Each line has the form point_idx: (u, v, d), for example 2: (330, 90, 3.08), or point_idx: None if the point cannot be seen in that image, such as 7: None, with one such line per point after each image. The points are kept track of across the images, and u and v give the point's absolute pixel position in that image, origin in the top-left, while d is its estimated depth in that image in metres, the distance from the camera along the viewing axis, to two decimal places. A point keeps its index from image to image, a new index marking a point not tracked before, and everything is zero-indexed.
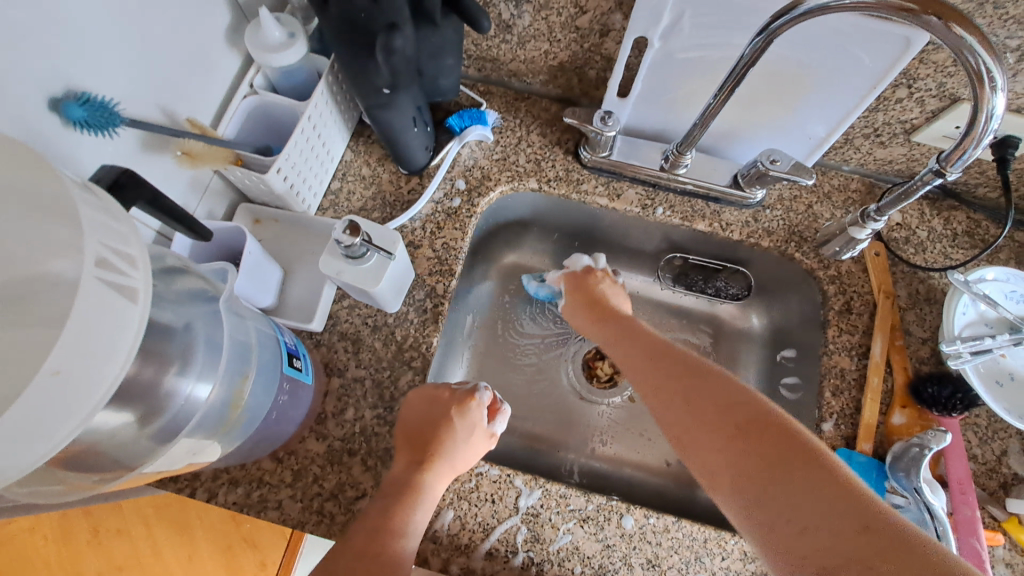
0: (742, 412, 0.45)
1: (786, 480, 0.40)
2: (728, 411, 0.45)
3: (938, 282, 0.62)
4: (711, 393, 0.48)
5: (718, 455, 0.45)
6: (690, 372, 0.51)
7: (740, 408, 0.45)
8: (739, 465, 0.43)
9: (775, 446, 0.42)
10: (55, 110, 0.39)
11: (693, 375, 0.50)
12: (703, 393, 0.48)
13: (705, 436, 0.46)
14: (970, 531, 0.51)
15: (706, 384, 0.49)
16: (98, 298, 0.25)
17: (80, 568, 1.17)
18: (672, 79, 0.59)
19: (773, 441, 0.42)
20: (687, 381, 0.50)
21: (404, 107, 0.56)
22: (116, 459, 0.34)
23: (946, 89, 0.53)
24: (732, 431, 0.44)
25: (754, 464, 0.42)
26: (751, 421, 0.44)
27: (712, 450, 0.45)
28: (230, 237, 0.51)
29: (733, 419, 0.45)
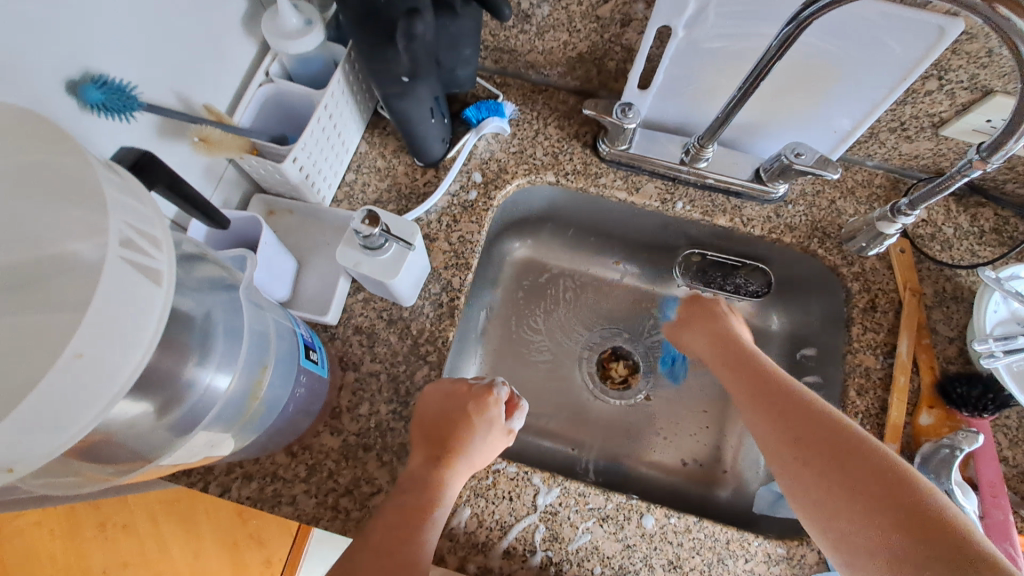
0: (830, 429, 0.46)
1: (875, 501, 0.42)
2: (813, 428, 0.47)
3: (965, 280, 0.61)
4: (799, 409, 0.49)
5: (801, 470, 0.46)
6: (771, 385, 0.52)
7: (830, 425, 0.47)
8: (824, 483, 0.45)
9: (863, 465, 0.44)
10: (72, 94, 0.38)
11: (777, 388, 0.52)
12: (788, 404, 0.50)
13: (791, 448, 0.47)
14: (1003, 535, 0.49)
15: (791, 396, 0.50)
16: (122, 278, 0.24)
17: (88, 563, 1.17)
18: (695, 70, 0.58)
19: (864, 461, 0.44)
20: (770, 392, 0.52)
21: (422, 97, 0.55)
22: (133, 450, 0.33)
23: (978, 81, 0.51)
24: (818, 447, 0.46)
25: (842, 485, 0.44)
26: (841, 439, 0.45)
27: (796, 463, 0.47)
28: (245, 227, 0.50)
29: (819, 436, 0.46)
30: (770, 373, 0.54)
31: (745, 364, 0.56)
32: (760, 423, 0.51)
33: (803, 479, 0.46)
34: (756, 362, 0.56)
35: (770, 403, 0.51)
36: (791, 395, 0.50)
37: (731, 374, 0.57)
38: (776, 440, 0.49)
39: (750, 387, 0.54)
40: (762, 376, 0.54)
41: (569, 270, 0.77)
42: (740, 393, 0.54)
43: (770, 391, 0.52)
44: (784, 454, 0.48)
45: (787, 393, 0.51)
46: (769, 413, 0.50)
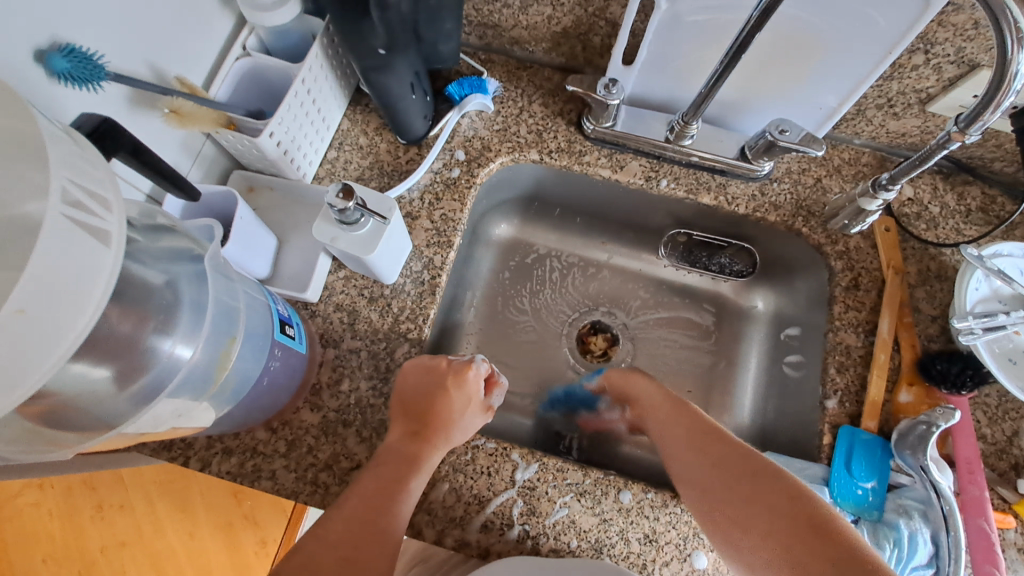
0: (746, 465, 0.47)
1: (787, 531, 0.42)
2: (723, 461, 0.48)
3: (949, 259, 0.60)
4: (710, 441, 0.50)
5: (718, 501, 0.47)
6: (694, 422, 0.52)
7: (743, 454, 0.48)
8: (745, 516, 0.45)
9: (769, 491, 0.45)
10: (40, 63, 0.38)
11: (700, 423, 0.52)
12: (703, 435, 0.51)
13: (698, 477, 0.49)
14: (979, 511, 0.50)
15: (717, 436, 0.50)
16: (66, 237, 0.24)
17: (85, 541, 1.19)
18: (679, 45, 0.57)
19: (779, 497, 0.44)
20: (684, 425, 0.53)
21: (401, 71, 0.54)
22: (97, 417, 0.34)
23: (965, 54, 0.51)
24: (727, 476, 0.47)
25: (755, 509, 0.44)
26: (750, 467, 0.47)
27: (716, 493, 0.47)
28: (221, 201, 0.50)
29: (734, 465, 0.48)
30: (690, 410, 0.54)
31: (669, 403, 0.56)
32: (682, 457, 0.51)
33: (715, 510, 0.47)
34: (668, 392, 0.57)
35: (692, 439, 0.51)
36: (714, 428, 0.51)
37: (654, 411, 0.56)
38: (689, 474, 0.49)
39: (666, 424, 0.54)
40: (688, 416, 0.54)
41: (556, 250, 0.77)
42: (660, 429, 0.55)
43: (692, 425, 0.53)
44: (697, 481, 0.49)
45: (709, 426, 0.52)
46: (692, 448, 0.51)
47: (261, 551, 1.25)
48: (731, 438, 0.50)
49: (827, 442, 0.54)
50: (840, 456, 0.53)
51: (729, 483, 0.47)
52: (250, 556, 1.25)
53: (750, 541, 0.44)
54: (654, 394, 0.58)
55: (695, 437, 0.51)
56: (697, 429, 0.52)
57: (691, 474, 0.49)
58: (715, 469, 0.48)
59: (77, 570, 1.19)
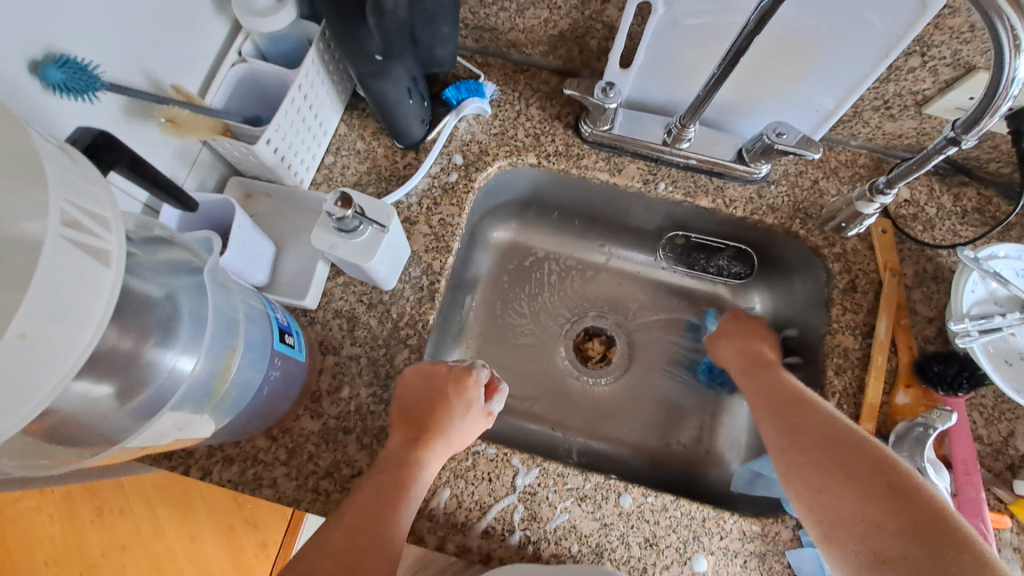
0: (839, 432, 0.49)
1: (888, 503, 0.43)
2: (821, 429, 0.49)
3: (946, 260, 0.61)
4: (817, 418, 0.51)
5: (807, 473, 0.48)
6: (780, 383, 0.56)
7: (837, 430, 0.49)
8: (844, 494, 0.45)
9: (870, 466, 0.46)
10: (34, 74, 0.37)
11: (784, 390, 0.55)
12: (802, 413, 0.52)
13: (797, 451, 0.50)
14: (975, 511, 0.50)
15: (801, 400, 0.53)
16: (66, 259, 0.24)
17: (85, 546, 1.18)
18: (675, 48, 0.57)
19: (872, 466, 0.46)
20: (792, 400, 0.53)
21: (398, 76, 0.54)
22: (99, 433, 0.33)
23: (961, 57, 0.51)
24: (836, 459, 0.47)
25: (857, 486, 0.45)
26: (854, 447, 0.47)
27: (813, 464, 0.48)
28: (219, 210, 0.50)
29: (827, 436, 0.49)
30: (776, 370, 0.58)
31: (763, 367, 0.60)
32: (772, 424, 0.53)
33: (813, 489, 0.47)
34: (773, 366, 0.60)
35: (778, 405, 0.54)
36: (789, 395, 0.54)
37: (754, 378, 0.59)
38: (796, 448, 0.50)
39: (769, 399, 0.56)
40: (774, 381, 0.57)
41: (554, 253, 0.77)
42: (763, 400, 0.56)
43: (780, 396, 0.55)
44: (798, 457, 0.50)
45: (782, 392, 0.55)
46: (780, 414, 0.53)
47: (261, 553, 1.25)
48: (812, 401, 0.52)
49: None
50: None
51: (841, 459, 0.47)
52: (250, 559, 1.25)
53: (853, 524, 0.44)
54: (759, 347, 0.64)
55: (780, 403, 0.54)
56: (779, 393, 0.55)
57: (785, 448, 0.51)
58: (815, 440, 0.49)
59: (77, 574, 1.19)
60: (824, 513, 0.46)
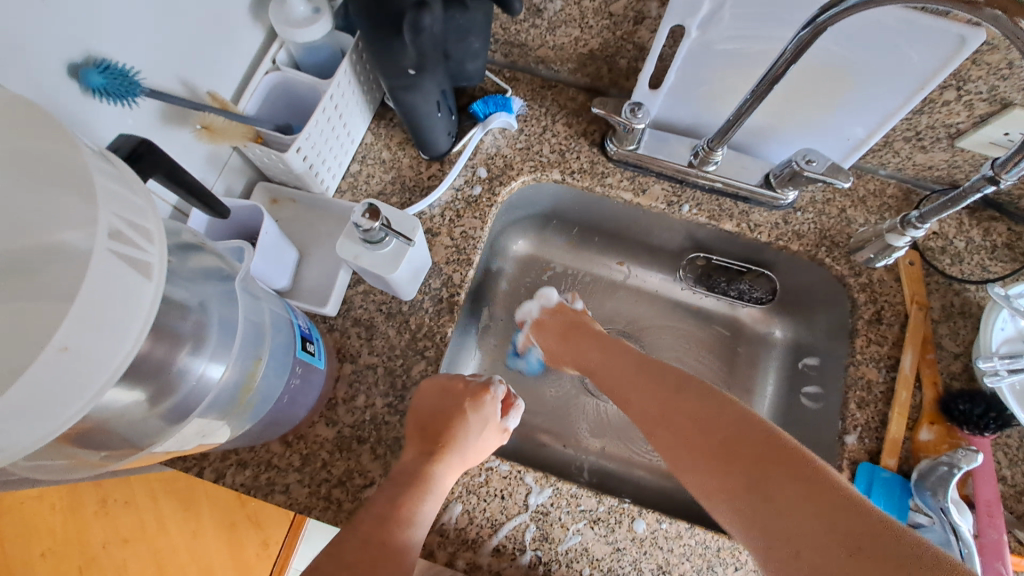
0: (694, 401, 0.50)
1: (745, 459, 0.44)
2: (680, 391, 0.51)
3: (974, 295, 0.60)
4: (718, 413, 0.48)
5: (671, 440, 0.49)
6: (644, 358, 0.58)
7: (703, 396, 0.50)
8: (704, 450, 0.46)
9: (725, 425, 0.47)
10: (74, 78, 0.38)
11: (652, 365, 0.56)
12: (699, 404, 0.49)
13: (692, 447, 0.47)
14: (996, 555, 0.49)
15: (667, 376, 0.54)
16: (112, 273, 0.24)
17: (86, 537, 1.18)
18: (707, 72, 0.57)
19: (727, 426, 0.46)
20: (687, 388, 0.51)
21: (428, 90, 0.54)
22: (124, 437, 0.34)
23: (998, 93, 0.50)
24: (735, 456, 0.45)
25: (715, 443, 0.46)
26: (744, 442, 0.45)
27: (670, 433, 0.49)
28: (248, 216, 0.50)
29: (684, 407, 0.50)
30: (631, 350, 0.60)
31: (613, 344, 0.62)
32: (635, 398, 0.54)
33: (720, 490, 0.45)
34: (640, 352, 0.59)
35: (643, 381, 0.55)
36: (648, 369, 0.55)
37: (610, 353, 0.61)
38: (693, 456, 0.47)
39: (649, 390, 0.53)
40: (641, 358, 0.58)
41: (572, 268, 0.77)
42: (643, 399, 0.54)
43: (647, 368, 0.56)
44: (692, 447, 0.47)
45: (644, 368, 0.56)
46: (643, 388, 0.54)
47: (261, 552, 1.25)
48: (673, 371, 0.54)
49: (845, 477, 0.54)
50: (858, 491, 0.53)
51: (698, 421, 0.48)
52: (251, 558, 1.25)
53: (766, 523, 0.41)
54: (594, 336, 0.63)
55: (644, 379, 0.55)
56: (645, 370, 0.56)
57: (648, 416, 0.52)
58: (674, 409, 0.50)
59: (77, 564, 1.18)
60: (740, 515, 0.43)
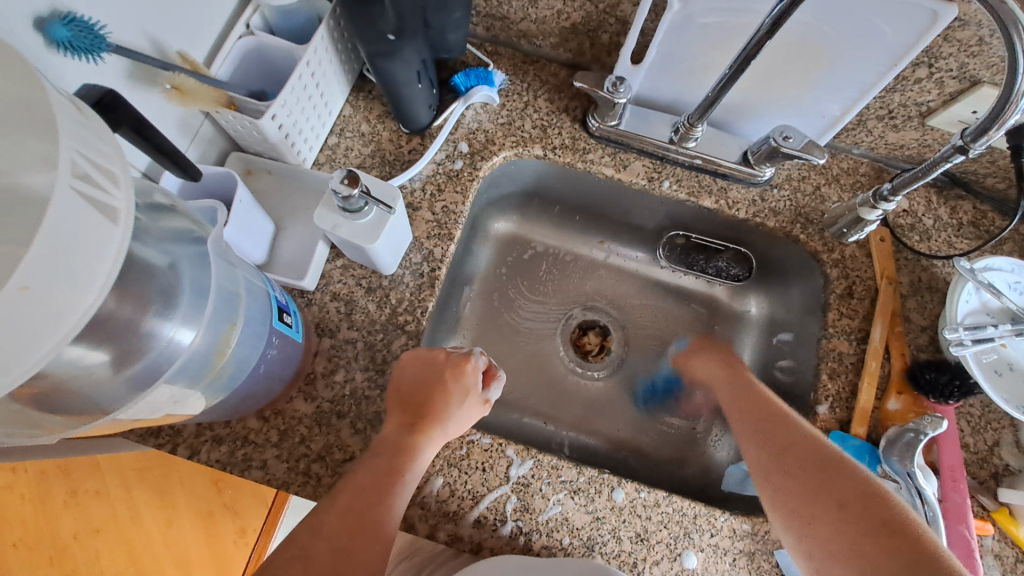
0: (815, 447, 0.49)
1: (849, 508, 0.45)
2: (795, 448, 0.50)
3: (940, 271, 0.62)
4: (790, 438, 0.51)
5: (782, 481, 0.50)
6: (770, 411, 0.55)
7: (817, 447, 0.49)
8: (811, 499, 0.47)
9: (836, 476, 0.47)
10: (39, 30, 0.36)
11: (772, 411, 0.55)
12: (790, 444, 0.51)
13: (777, 468, 0.50)
14: (959, 518, 0.51)
15: (789, 418, 0.53)
16: (75, 211, 0.24)
17: (56, 529, 1.12)
18: (688, 46, 0.57)
19: (837, 476, 0.47)
20: (759, 414, 0.55)
21: (409, 58, 0.53)
22: (91, 401, 0.33)
23: (967, 70, 0.51)
24: (833, 491, 0.46)
25: (827, 494, 0.46)
26: (832, 467, 0.47)
27: (785, 474, 0.50)
28: (220, 183, 0.49)
29: (813, 452, 0.49)
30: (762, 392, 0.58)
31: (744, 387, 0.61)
32: (751, 440, 0.55)
33: (807, 539, 0.46)
34: (752, 386, 0.60)
35: (767, 419, 0.54)
36: (785, 421, 0.53)
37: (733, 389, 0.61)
38: (782, 495, 0.49)
39: (756, 417, 0.56)
40: (761, 402, 0.57)
41: (553, 247, 0.77)
42: (761, 446, 0.53)
43: (766, 410, 0.55)
44: (789, 485, 0.49)
45: (773, 411, 0.55)
46: (760, 428, 0.54)
47: (239, 541, 1.27)
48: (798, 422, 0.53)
49: None
50: None
51: (805, 470, 0.48)
52: (228, 545, 1.25)
53: (829, 536, 0.45)
54: (724, 366, 0.65)
55: (771, 426, 0.54)
56: (774, 417, 0.54)
57: (765, 459, 0.52)
58: (815, 469, 0.48)
59: (48, 556, 1.12)
60: (811, 543, 0.46)
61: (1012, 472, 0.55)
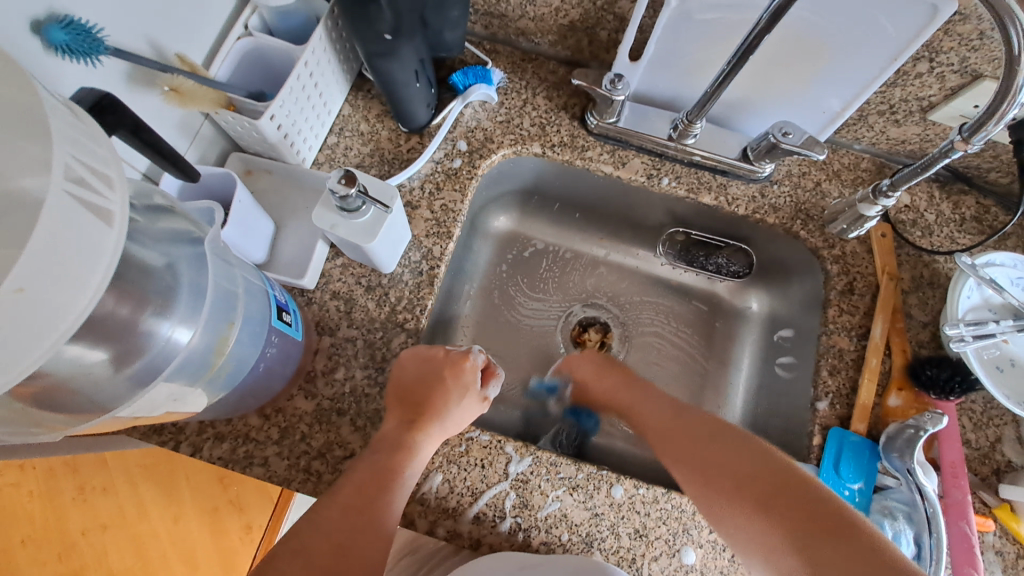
0: (729, 451, 0.52)
1: (778, 503, 0.47)
2: (712, 452, 0.53)
3: (943, 266, 0.61)
4: (706, 449, 0.53)
5: (710, 483, 0.51)
6: (676, 424, 0.57)
7: (734, 454, 0.52)
8: (738, 497, 0.49)
9: (766, 478, 0.48)
10: (37, 34, 0.37)
11: (685, 426, 0.57)
12: (713, 447, 0.53)
13: (706, 478, 0.51)
14: (960, 514, 0.51)
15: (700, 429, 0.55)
16: (69, 214, 0.25)
17: (66, 523, 1.16)
18: (686, 43, 0.57)
19: (761, 474, 0.49)
20: (680, 430, 0.56)
21: (406, 58, 0.53)
22: (90, 399, 0.34)
23: (969, 64, 0.51)
24: (758, 488, 0.48)
25: (750, 494, 0.48)
26: (756, 468, 0.49)
27: (713, 479, 0.50)
28: (220, 183, 0.49)
29: (722, 460, 0.52)
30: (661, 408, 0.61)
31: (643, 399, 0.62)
32: (670, 455, 0.55)
33: (746, 529, 0.48)
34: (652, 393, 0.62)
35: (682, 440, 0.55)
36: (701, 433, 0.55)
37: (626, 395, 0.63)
38: (710, 496, 0.50)
39: (673, 432, 0.57)
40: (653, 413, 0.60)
41: (553, 245, 0.77)
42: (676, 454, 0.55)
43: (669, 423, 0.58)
44: (719, 489, 0.50)
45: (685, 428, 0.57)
46: (676, 441, 0.55)
47: (246, 536, 1.25)
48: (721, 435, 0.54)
49: (816, 443, 0.55)
50: (830, 456, 0.54)
51: (729, 476, 0.50)
52: (235, 542, 1.25)
53: (763, 531, 0.47)
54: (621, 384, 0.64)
55: (685, 439, 0.55)
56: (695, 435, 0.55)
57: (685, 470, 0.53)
58: (737, 474, 0.50)
59: (56, 552, 1.16)
60: (751, 536, 0.47)
61: (1014, 468, 0.55)
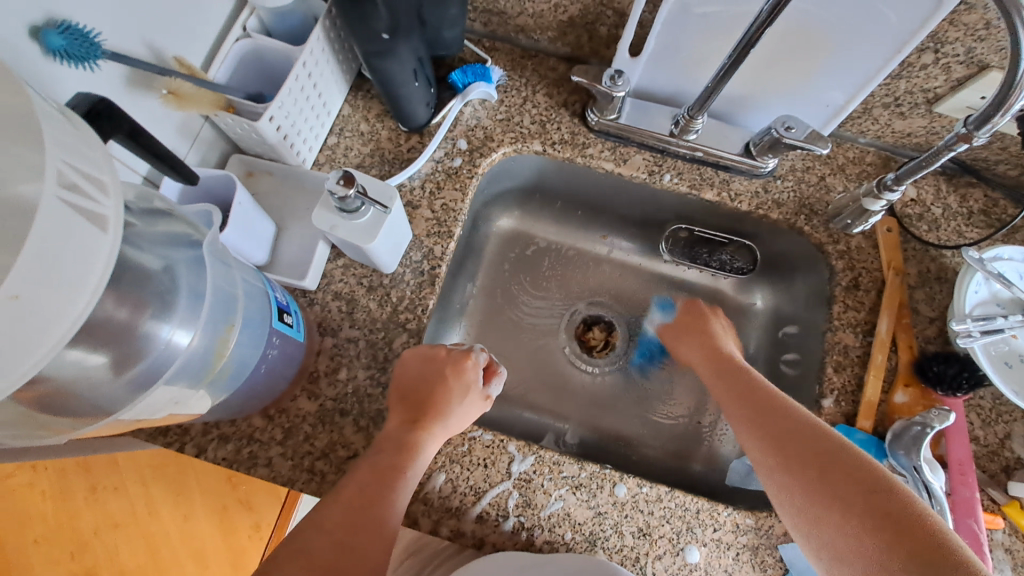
0: (801, 432, 0.47)
1: (836, 486, 0.43)
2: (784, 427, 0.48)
3: (950, 261, 0.60)
4: (778, 419, 0.49)
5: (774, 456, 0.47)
6: (750, 389, 0.53)
7: (805, 429, 0.47)
8: (803, 479, 0.44)
9: (832, 458, 0.44)
10: (36, 40, 0.37)
11: (760, 394, 0.52)
12: (784, 426, 0.48)
13: (772, 452, 0.47)
14: (968, 511, 0.50)
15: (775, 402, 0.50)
16: (63, 220, 0.25)
17: (78, 522, 1.17)
18: (687, 37, 0.56)
19: (830, 456, 0.44)
20: (754, 398, 0.52)
21: (405, 57, 0.53)
22: (93, 403, 0.34)
23: (975, 55, 0.50)
24: (818, 466, 0.44)
25: (814, 475, 0.44)
26: (818, 445, 0.45)
27: (778, 455, 0.47)
28: (219, 185, 0.49)
29: (794, 439, 0.47)
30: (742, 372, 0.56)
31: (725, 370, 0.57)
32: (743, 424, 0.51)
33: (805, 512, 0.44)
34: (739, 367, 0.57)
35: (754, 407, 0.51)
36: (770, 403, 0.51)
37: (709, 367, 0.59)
38: (778, 468, 0.47)
39: (744, 400, 0.52)
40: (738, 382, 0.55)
41: (556, 243, 0.77)
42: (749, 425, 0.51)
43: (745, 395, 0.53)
44: (781, 466, 0.46)
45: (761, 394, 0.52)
46: (749, 412, 0.51)
47: (254, 535, 1.27)
48: (792, 408, 0.49)
49: None
50: None
51: (794, 453, 0.46)
52: (244, 540, 1.26)
53: (823, 517, 0.42)
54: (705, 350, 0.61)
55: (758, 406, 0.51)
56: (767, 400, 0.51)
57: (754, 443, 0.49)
58: (806, 455, 0.45)
59: (69, 550, 1.18)
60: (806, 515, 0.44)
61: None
